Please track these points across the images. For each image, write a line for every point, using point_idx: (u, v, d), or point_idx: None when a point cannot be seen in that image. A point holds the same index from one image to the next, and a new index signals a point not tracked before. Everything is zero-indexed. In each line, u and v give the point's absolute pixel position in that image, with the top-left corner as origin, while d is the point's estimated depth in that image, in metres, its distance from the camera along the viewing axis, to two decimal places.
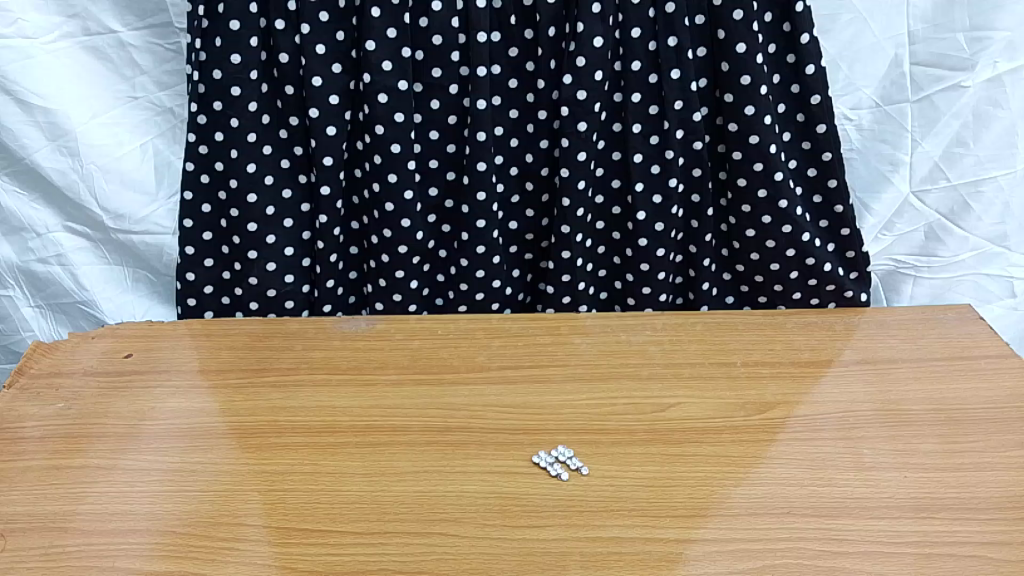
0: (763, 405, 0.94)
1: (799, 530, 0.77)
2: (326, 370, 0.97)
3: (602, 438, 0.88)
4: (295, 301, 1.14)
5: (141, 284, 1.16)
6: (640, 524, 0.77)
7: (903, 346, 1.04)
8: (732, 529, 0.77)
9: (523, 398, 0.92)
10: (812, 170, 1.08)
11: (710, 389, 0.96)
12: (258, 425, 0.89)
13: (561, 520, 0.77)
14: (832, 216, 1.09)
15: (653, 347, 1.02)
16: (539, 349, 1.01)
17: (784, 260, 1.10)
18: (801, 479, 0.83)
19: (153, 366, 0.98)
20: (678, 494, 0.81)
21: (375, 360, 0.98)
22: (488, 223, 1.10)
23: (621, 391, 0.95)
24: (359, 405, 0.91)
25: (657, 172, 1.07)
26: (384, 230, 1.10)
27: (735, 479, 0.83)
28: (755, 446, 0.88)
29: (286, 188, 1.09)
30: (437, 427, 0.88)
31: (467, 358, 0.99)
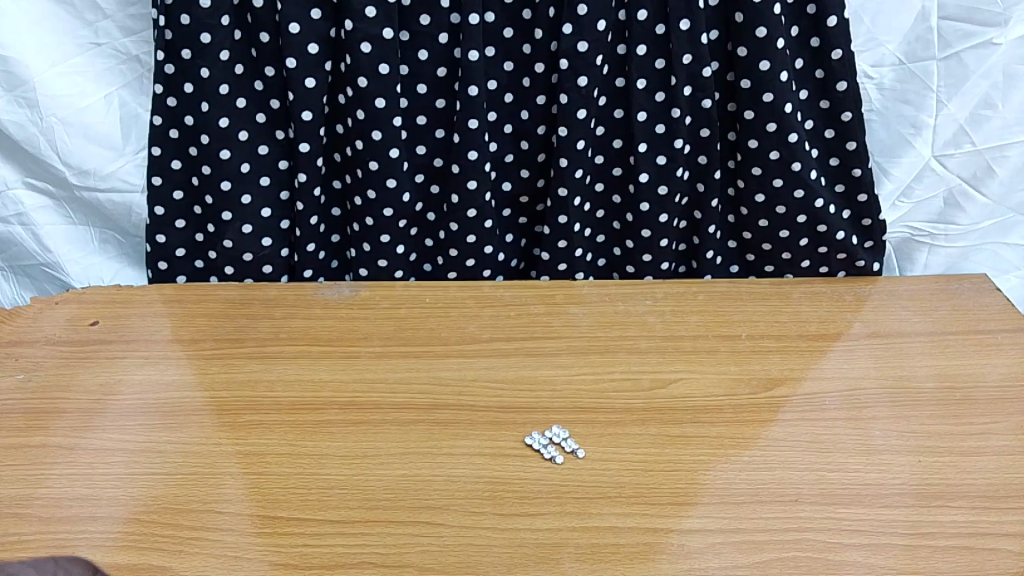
0: (769, 382, 0.88)
1: (808, 519, 0.73)
2: (306, 340, 0.91)
3: (599, 417, 0.82)
4: (274, 266, 1.07)
5: (110, 245, 1.09)
6: (638, 513, 0.72)
7: (916, 319, 0.99)
8: (737, 518, 0.72)
9: (515, 373, 0.87)
10: (830, 131, 1.01)
11: (714, 364, 0.90)
12: (232, 401, 0.83)
13: (554, 508, 0.72)
14: (849, 180, 1.03)
15: (654, 319, 0.96)
16: (533, 319, 0.95)
17: (794, 227, 1.03)
18: (809, 463, 0.79)
19: (120, 336, 0.92)
20: (679, 480, 0.76)
21: (359, 330, 0.93)
22: (480, 184, 1.03)
23: (619, 366, 0.89)
24: (341, 379, 0.86)
25: (662, 132, 1.00)
26: (368, 191, 1.03)
27: (741, 464, 0.78)
28: (761, 426, 0.83)
29: (262, 144, 1.01)
30: (423, 404, 0.83)
31: (457, 328, 0.93)
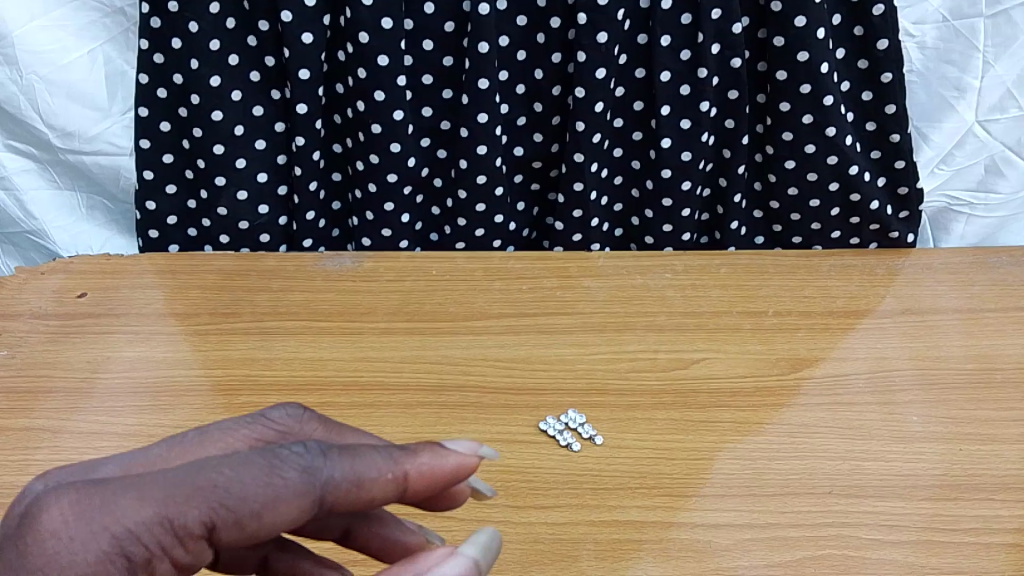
0: (798, 362, 0.83)
1: (843, 513, 0.68)
2: (305, 315, 0.86)
3: (618, 400, 0.77)
4: (272, 235, 1.02)
5: (98, 212, 1.04)
6: (661, 506, 0.67)
7: (952, 294, 0.93)
8: (767, 512, 0.68)
9: (528, 352, 0.82)
10: (867, 93, 0.94)
11: (738, 343, 0.85)
12: (226, 381, 0.78)
13: (571, 501, 0.68)
14: (886, 146, 0.96)
15: (674, 294, 0.91)
16: (546, 294, 0.89)
17: (826, 195, 0.97)
18: (842, 451, 0.74)
19: (108, 309, 0.87)
20: (704, 470, 0.71)
21: (361, 305, 0.87)
22: (490, 149, 0.97)
23: (638, 344, 0.84)
24: (343, 357, 0.81)
25: (687, 93, 0.94)
26: (371, 155, 0.97)
27: (769, 452, 0.73)
28: (790, 411, 0.77)
29: (257, 105, 0.95)
30: (430, 385, 0.78)
31: (465, 303, 0.88)
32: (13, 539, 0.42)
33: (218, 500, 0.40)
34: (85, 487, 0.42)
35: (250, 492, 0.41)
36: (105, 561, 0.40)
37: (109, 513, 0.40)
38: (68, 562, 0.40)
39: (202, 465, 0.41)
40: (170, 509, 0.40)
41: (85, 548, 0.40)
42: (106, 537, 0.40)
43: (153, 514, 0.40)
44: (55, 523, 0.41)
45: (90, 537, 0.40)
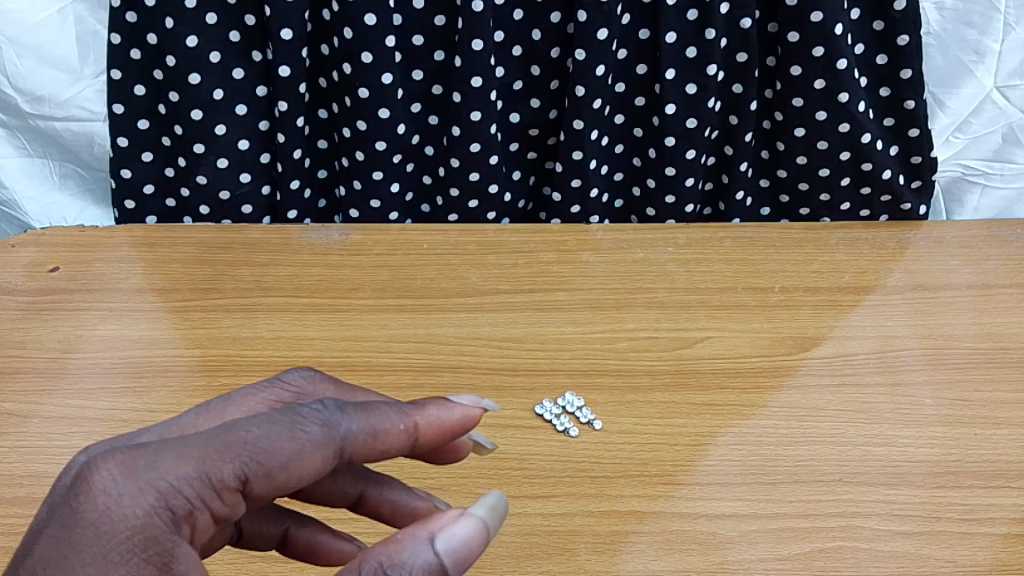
0: (806, 341, 0.79)
1: (854, 503, 0.65)
2: (290, 291, 0.82)
3: (618, 382, 0.74)
4: (254, 206, 0.97)
5: (71, 180, 1.00)
6: (664, 495, 0.64)
7: (966, 270, 0.89)
8: (774, 501, 0.64)
9: (523, 331, 0.78)
10: (882, 56, 0.89)
11: (743, 321, 0.81)
12: (205, 362, 0.74)
13: (567, 490, 0.64)
14: (901, 112, 0.91)
15: (676, 269, 0.87)
16: (542, 269, 0.85)
17: (837, 164, 0.93)
18: (853, 437, 0.70)
19: (80, 285, 0.83)
20: (709, 456, 0.68)
21: (349, 280, 0.83)
22: (485, 115, 0.92)
23: (639, 322, 0.80)
24: (330, 336, 0.77)
25: (693, 56, 0.89)
26: (359, 121, 0.92)
27: (777, 437, 0.70)
28: (797, 394, 0.74)
29: (237, 67, 0.90)
30: (420, 366, 0.74)
31: (458, 278, 0.83)
32: (56, 508, 0.41)
33: (251, 454, 0.41)
34: (129, 450, 0.41)
35: (283, 446, 0.42)
36: (151, 518, 0.39)
37: (152, 470, 0.40)
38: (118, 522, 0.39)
39: (232, 422, 0.42)
40: (208, 465, 0.40)
41: (134, 504, 0.39)
42: (151, 493, 0.40)
43: (193, 470, 0.40)
44: (99, 485, 0.40)
45: (136, 495, 0.39)
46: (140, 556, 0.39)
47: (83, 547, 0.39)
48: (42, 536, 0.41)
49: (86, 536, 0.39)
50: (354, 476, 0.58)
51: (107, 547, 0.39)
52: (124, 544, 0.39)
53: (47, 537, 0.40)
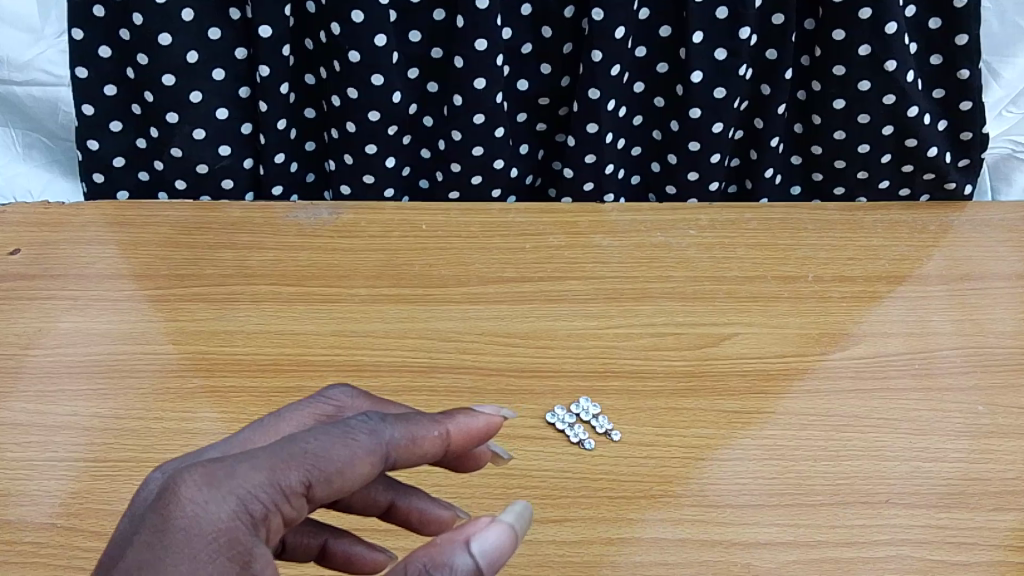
0: (846, 338, 0.72)
1: (903, 528, 0.59)
2: (274, 278, 0.74)
3: (639, 386, 0.67)
4: (236, 181, 0.89)
5: (36, 150, 0.93)
6: (692, 520, 0.58)
7: (1016, 257, 0.80)
8: (815, 526, 0.58)
9: (532, 325, 0.70)
10: (934, 20, 0.81)
11: (775, 313, 0.74)
12: (179, 360, 0.66)
13: (582, 513, 0.58)
14: (952, 82, 0.84)
15: (700, 255, 0.78)
16: (552, 254, 0.77)
17: (878, 140, 0.86)
18: (896, 450, 0.64)
19: (43, 269, 0.74)
20: (741, 472, 0.61)
21: (340, 266, 0.75)
22: (490, 82, 0.83)
23: (660, 316, 0.72)
24: (319, 330, 0.69)
25: (724, 17, 0.80)
26: (348, 89, 0.83)
27: (815, 450, 0.63)
28: (836, 399, 0.67)
29: (213, 27, 0.80)
30: (418, 366, 0.67)
31: (461, 264, 0.75)
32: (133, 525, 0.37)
33: (317, 460, 0.39)
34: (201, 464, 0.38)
35: (344, 456, 0.40)
36: (233, 523, 0.37)
37: (227, 479, 0.37)
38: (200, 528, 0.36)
39: (294, 434, 0.39)
40: (279, 469, 0.38)
41: (217, 509, 0.36)
42: (231, 501, 0.37)
43: (267, 478, 0.38)
44: (179, 496, 0.37)
45: (216, 501, 0.36)
46: (224, 557, 0.36)
47: (165, 559, 0.36)
48: (112, 559, 0.37)
49: (164, 552, 0.36)
50: (384, 483, 0.53)
51: (192, 556, 0.36)
52: (210, 548, 0.36)
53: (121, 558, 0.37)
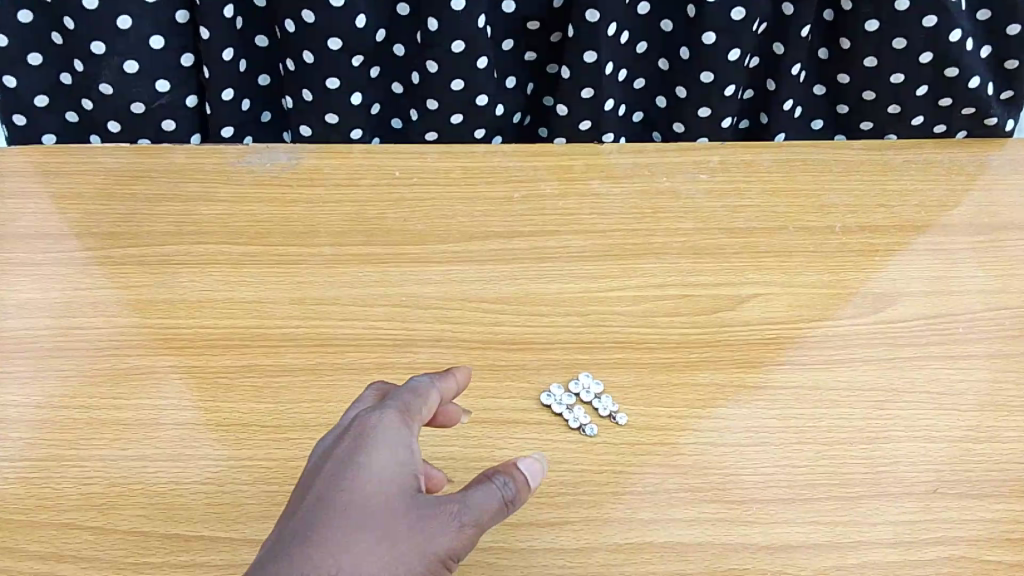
0: (881, 299, 0.63)
1: (953, 524, 0.51)
2: (224, 234, 0.64)
3: (648, 359, 0.58)
4: (179, 122, 0.79)
5: None
6: (711, 520, 0.50)
7: None
8: (854, 524, 0.50)
9: (524, 288, 0.61)
10: None
11: (801, 270, 0.64)
12: (110, 337, 0.57)
13: (585, 514, 0.50)
14: (999, 3, 0.74)
15: (712, 203, 0.68)
16: (544, 204, 0.67)
17: (914, 69, 0.77)
18: (942, 429, 0.56)
19: None
20: (766, 461, 0.53)
21: (300, 220, 0.65)
22: (473, 3, 0.73)
23: (670, 275, 0.63)
24: (276, 298, 0.59)
25: None
26: (305, 13, 0.72)
27: (851, 433, 0.55)
28: (874, 371, 0.58)
29: None
30: (391, 339, 0.58)
31: (441, 215, 0.66)
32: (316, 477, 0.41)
33: (428, 396, 0.46)
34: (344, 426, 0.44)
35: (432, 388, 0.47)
36: (400, 431, 0.43)
37: (375, 412, 0.43)
38: (383, 438, 0.42)
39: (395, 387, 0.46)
40: (413, 400, 0.45)
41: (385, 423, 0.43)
42: (389, 419, 0.43)
43: (399, 406, 0.44)
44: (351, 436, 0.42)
45: (383, 418, 0.43)
46: (406, 452, 0.42)
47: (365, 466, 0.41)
48: (300, 501, 0.40)
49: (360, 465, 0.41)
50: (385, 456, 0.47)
51: (383, 459, 0.41)
52: (393, 449, 0.42)
53: (311, 493, 0.40)
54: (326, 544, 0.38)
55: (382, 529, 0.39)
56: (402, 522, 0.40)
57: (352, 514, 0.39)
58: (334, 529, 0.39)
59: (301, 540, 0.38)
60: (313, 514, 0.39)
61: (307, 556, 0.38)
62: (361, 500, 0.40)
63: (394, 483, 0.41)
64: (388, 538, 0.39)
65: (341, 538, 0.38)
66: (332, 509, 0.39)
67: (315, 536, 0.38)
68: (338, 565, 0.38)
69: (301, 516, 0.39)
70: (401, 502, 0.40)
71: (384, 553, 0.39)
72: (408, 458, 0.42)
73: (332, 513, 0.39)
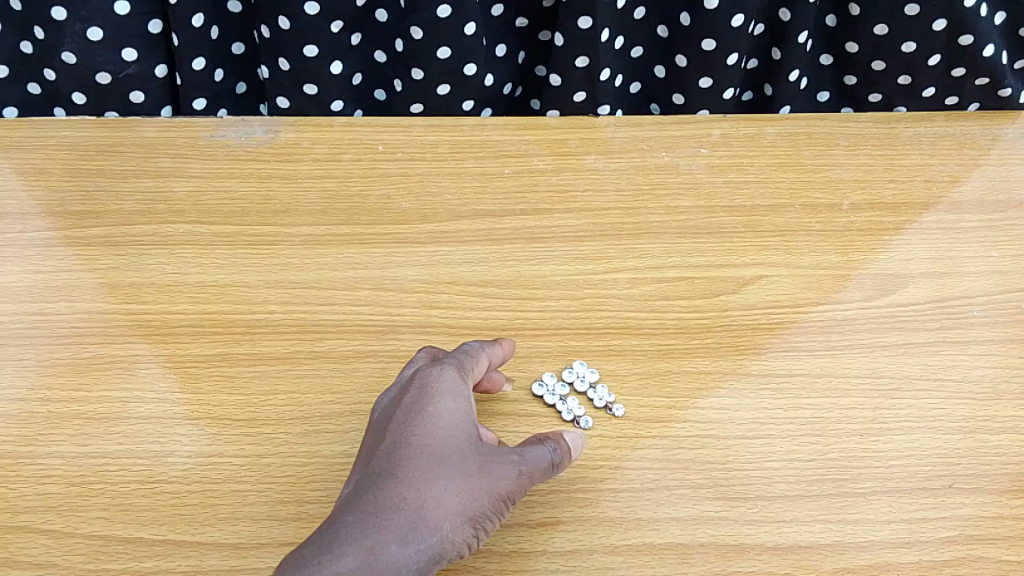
0: (892, 280, 0.60)
1: (970, 521, 0.48)
2: (195, 213, 0.60)
3: (646, 346, 0.55)
4: (148, 93, 0.76)
5: None
6: (713, 519, 0.47)
7: None
8: (863, 522, 0.47)
9: (514, 271, 0.58)
10: None
11: (808, 250, 0.61)
12: (73, 324, 0.53)
13: (579, 513, 0.47)
14: None
15: (714, 179, 0.64)
16: (537, 180, 0.63)
17: (926, 37, 0.74)
18: (956, 420, 0.53)
19: None
20: (770, 455, 0.50)
21: (277, 197, 0.61)
22: None
23: (669, 256, 0.60)
24: (250, 282, 0.56)
25: None
26: None
27: (860, 424, 0.52)
28: (884, 356, 0.55)
29: None
30: (374, 324, 0.54)
31: (426, 193, 0.62)
32: (387, 427, 0.45)
33: (480, 359, 0.49)
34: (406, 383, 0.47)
35: (482, 350, 0.50)
36: (459, 386, 0.46)
37: (435, 368, 0.47)
38: (445, 389, 0.46)
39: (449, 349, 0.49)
40: (466, 359, 0.49)
41: (444, 377, 0.46)
42: (449, 374, 0.47)
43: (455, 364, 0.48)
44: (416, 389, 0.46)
45: (443, 373, 0.47)
46: (466, 404, 0.46)
47: (433, 414, 0.45)
48: (376, 447, 0.44)
49: (428, 413, 0.45)
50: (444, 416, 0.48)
51: (448, 407, 0.45)
52: (455, 402, 0.45)
53: (386, 439, 0.44)
54: (407, 481, 0.42)
55: (455, 468, 0.43)
56: (472, 462, 0.43)
57: (427, 457, 0.43)
58: (414, 466, 0.42)
59: (384, 477, 0.42)
60: (392, 455, 0.43)
61: (391, 490, 0.41)
62: (434, 442, 0.43)
63: (460, 426, 0.45)
64: (462, 473, 0.43)
65: (421, 473, 0.42)
66: (409, 450, 0.43)
67: (397, 473, 0.42)
68: (422, 498, 0.41)
69: (382, 458, 0.43)
70: (469, 446, 0.44)
71: (460, 485, 0.42)
72: (469, 408, 0.46)
73: (409, 453, 0.43)
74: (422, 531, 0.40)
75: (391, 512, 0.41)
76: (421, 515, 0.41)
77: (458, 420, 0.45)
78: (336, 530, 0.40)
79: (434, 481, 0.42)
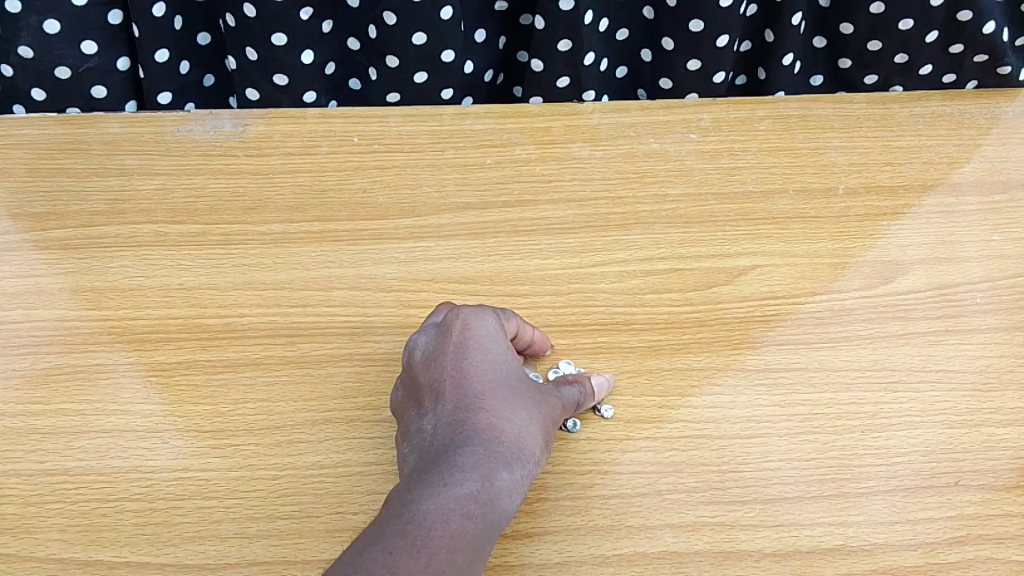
0: (892, 268, 0.57)
1: (979, 521, 0.46)
2: (160, 212, 0.57)
3: (636, 342, 0.52)
4: (110, 88, 0.73)
5: None
6: (708, 524, 0.45)
7: None
8: (868, 525, 0.45)
9: (497, 266, 0.55)
10: None
11: (803, 238, 0.58)
12: (31, 333, 0.50)
13: (568, 521, 0.44)
14: None
15: (704, 165, 0.62)
16: (519, 171, 0.60)
17: (924, 14, 0.72)
18: (962, 413, 0.50)
19: None
20: (768, 455, 0.47)
21: (246, 194, 0.58)
22: None
23: (658, 247, 0.57)
24: (219, 284, 0.53)
25: None
26: None
27: (862, 420, 0.49)
28: (885, 348, 0.53)
29: None
30: (350, 326, 0.52)
31: (404, 185, 0.59)
32: (449, 364, 0.45)
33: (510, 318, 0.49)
34: (442, 325, 0.47)
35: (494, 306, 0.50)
36: (500, 328, 0.47)
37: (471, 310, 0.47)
38: (493, 330, 0.47)
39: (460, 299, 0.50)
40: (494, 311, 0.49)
41: (486, 319, 0.47)
42: (488, 315, 0.47)
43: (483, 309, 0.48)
44: (466, 330, 0.46)
45: (486, 315, 0.47)
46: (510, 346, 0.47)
47: (491, 353, 0.45)
48: (442, 385, 0.44)
49: (487, 352, 0.45)
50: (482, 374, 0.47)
51: (500, 347, 0.46)
52: (502, 342, 0.47)
53: (452, 377, 0.44)
54: (497, 413, 0.42)
55: (529, 401, 0.44)
56: (539, 396, 0.45)
57: (503, 391, 0.44)
58: (495, 399, 0.43)
59: (473, 410, 0.42)
60: (469, 390, 0.43)
61: (487, 423, 0.42)
62: (502, 376, 0.44)
63: (513, 364, 0.46)
64: (535, 405, 0.44)
65: (504, 404, 0.43)
66: (486, 385, 0.44)
67: (483, 404, 0.43)
68: (515, 428, 0.42)
69: (457, 392, 0.43)
70: (529, 382, 0.45)
71: (536, 416, 0.44)
72: (512, 350, 0.47)
73: (485, 387, 0.44)
74: (523, 458, 0.42)
75: (494, 441, 0.41)
76: (519, 443, 0.42)
77: (512, 360, 0.46)
78: (445, 460, 0.40)
79: (518, 411, 0.43)
